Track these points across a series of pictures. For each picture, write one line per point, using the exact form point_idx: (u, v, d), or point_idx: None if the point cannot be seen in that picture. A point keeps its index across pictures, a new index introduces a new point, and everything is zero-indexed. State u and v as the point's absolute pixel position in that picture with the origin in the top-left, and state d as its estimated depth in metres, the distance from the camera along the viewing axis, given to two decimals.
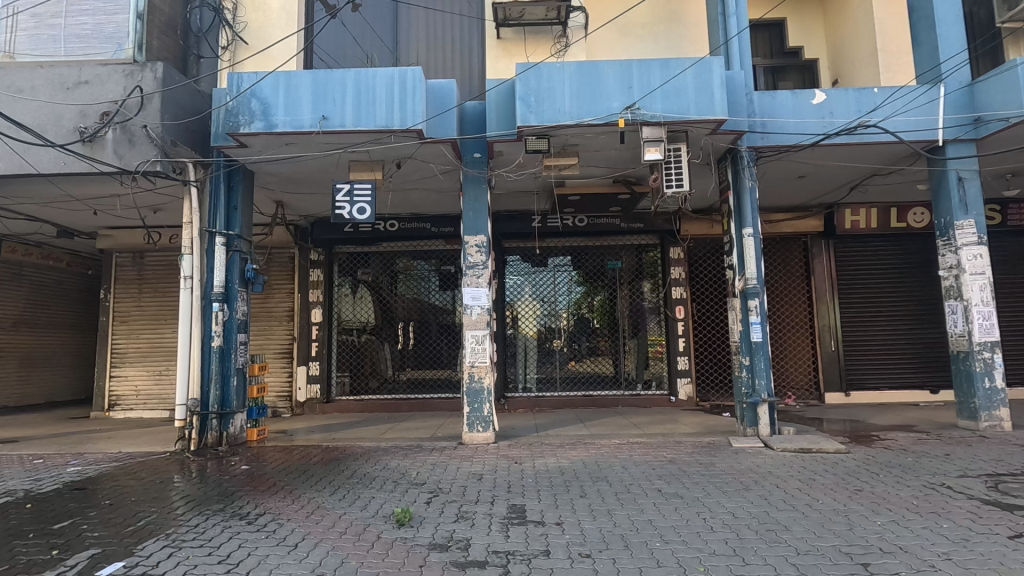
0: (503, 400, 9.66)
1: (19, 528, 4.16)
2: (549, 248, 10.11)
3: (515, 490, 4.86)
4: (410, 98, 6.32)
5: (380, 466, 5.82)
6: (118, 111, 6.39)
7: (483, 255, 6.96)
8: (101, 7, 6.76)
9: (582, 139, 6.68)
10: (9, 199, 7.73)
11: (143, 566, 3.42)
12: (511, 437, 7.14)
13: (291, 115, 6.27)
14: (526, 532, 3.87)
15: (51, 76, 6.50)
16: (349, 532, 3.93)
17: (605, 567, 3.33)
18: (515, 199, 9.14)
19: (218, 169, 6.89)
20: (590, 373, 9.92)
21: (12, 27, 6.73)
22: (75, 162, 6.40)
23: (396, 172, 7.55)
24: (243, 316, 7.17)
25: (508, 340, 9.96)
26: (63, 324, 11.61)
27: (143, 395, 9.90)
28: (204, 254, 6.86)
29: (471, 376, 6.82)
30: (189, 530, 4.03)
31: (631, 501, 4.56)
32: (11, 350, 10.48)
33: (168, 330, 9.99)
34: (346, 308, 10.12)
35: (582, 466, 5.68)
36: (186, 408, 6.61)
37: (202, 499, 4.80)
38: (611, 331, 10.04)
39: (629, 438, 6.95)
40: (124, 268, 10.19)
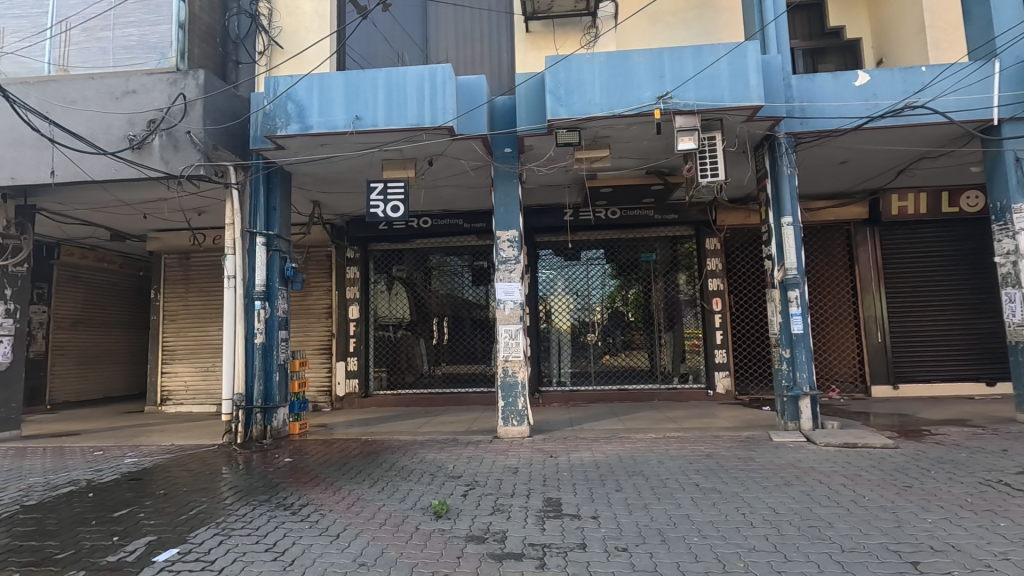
0: (538, 395, 9.68)
1: (83, 516, 4.42)
2: (582, 242, 10.04)
3: (551, 484, 4.87)
4: (440, 95, 6.37)
5: (417, 459, 5.93)
6: (163, 119, 6.66)
7: (515, 250, 6.97)
8: (145, 18, 7.03)
9: (613, 130, 6.60)
10: (66, 205, 8.15)
11: (196, 552, 3.59)
12: (545, 431, 7.15)
13: (326, 116, 6.41)
14: (562, 526, 3.88)
15: (102, 87, 6.80)
16: (389, 523, 4.03)
17: (642, 561, 3.31)
18: (546, 193, 9.10)
19: (257, 171, 7.10)
20: (625, 367, 9.84)
21: (65, 41, 7.08)
22: (126, 168, 6.70)
23: (428, 169, 7.63)
24: (284, 313, 7.39)
25: (542, 335, 9.96)
26: (117, 323, 12.21)
27: (192, 390, 10.33)
28: (246, 254, 7.10)
29: (505, 370, 6.86)
30: (238, 520, 4.20)
31: (668, 496, 4.51)
32: (71, 348, 11.08)
33: (213, 328, 10.39)
34: (381, 304, 10.32)
35: (617, 460, 5.65)
36: (232, 402, 6.87)
37: (249, 490, 4.99)
38: (646, 325, 9.93)
39: (665, 433, 6.87)
40: (172, 268, 10.62)
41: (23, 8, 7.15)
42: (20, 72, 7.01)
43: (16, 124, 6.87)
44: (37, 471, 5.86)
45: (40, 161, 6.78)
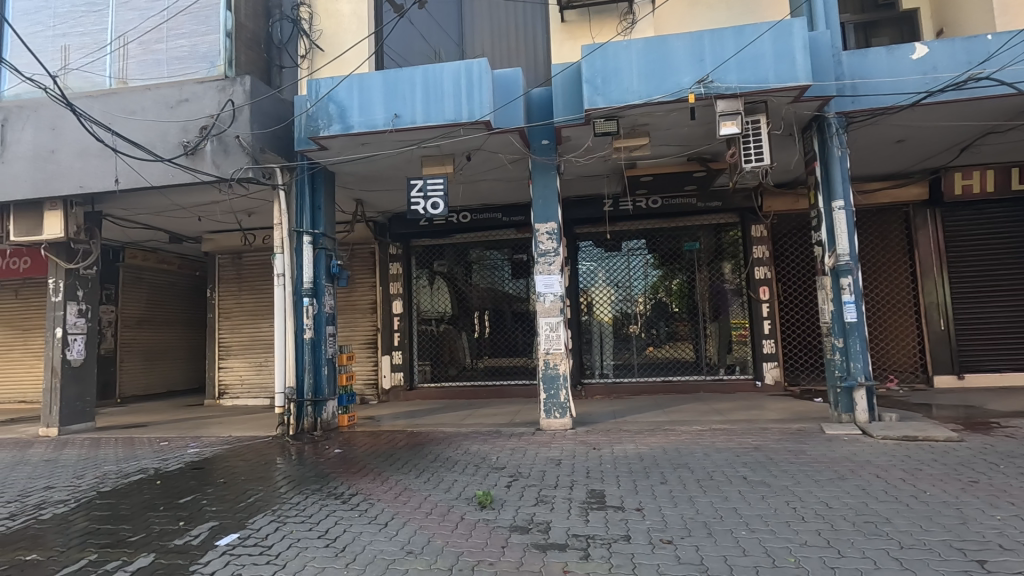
0: (580, 387, 9.65)
1: (152, 501, 4.72)
2: (622, 232, 9.91)
3: (595, 476, 4.86)
4: (476, 89, 6.41)
5: (461, 451, 6.03)
6: (214, 125, 6.95)
7: (554, 242, 6.95)
8: (195, 30, 7.36)
9: (652, 118, 6.48)
10: (128, 210, 8.63)
11: (255, 538, 3.78)
12: (588, 424, 7.13)
13: (366, 115, 6.55)
14: (605, 517, 3.88)
15: (158, 97, 7.16)
16: (435, 513, 4.12)
17: (687, 554, 3.28)
18: (585, 184, 9.01)
19: (302, 172, 7.33)
20: (669, 359, 9.70)
21: (123, 55, 7.47)
22: (181, 174, 7.04)
23: (466, 164, 7.69)
24: (331, 309, 7.62)
25: (583, 327, 9.91)
26: (177, 321, 12.87)
27: (247, 384, 10.81)
28: (294, 253, 7.36)
29: (547, 363, 6.86)
30: (292, 507, 4.39)
31: (714, 489, 4.43)
32: (137, 345, 11.77)
33: (265, 325, 10.82)
34: (424, 299, 10.49)
35: (661, 453, 5.58)
36: (285, 396, 7.15)
37: (302, 479, 5.20)
38: (690, 315, 9.73)
39: (711, 425, 6.74)
40: (225, 268, 11.10)
41: (86, 25, 7.58)
42: (85, 86, 7.45)
43: (83, 135, 7.32)
44: (110, 460, 6.28)
45: (104, 170, 7.21)
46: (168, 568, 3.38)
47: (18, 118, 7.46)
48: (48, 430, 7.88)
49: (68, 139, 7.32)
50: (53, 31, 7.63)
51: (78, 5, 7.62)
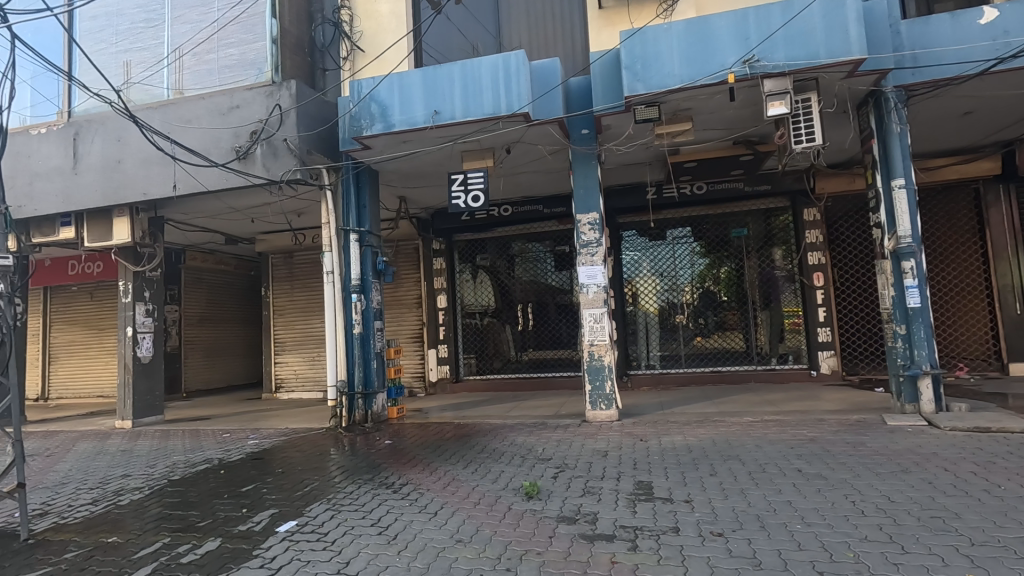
0: (626, 378, 9.54)
1: (218, 489, 5.00)
2: (666, 220, 9.70)
3: (642, 467, 4.81)
4: (514, 82, 6.40)
5: (507, 443, 6.08)
6: (263, 129, 7.22)
7: (597, 232, 6.89)
8: (243, 38, 7.65)
9: (696, 101, 6.31)
10: (187, 214, 9.10)
11: (312, 525, 3.95)
12: (634, 415, 7.06)
13: (406, 113, 6.66)
14: (653, 509, 3.84)
15: (211, 105, 7.50)
16: (482, 503, 4.18)
17: (739, 547, 3.20)
18: (626, 172, 8.87)
19: (347, 172, 7.53)
20: (718, 349, 9.47)
21: (179, 66, 7.84)
22: (234, 178, 7.36)
23: (506, 157, 7.71)
24: (378, 305, 7.82)
25: (628, 318, 9.78)
26: (235, 318, 13.49)
27: (302, 378, 11.24)
28: (342, 251, 7.58)
29: (591, 354, 6.83)
30: (346, 496, 4.56)
31: (767, 481, 4.30)
32: (199, 342, 12.42)
33: (317, 321, 11.21)
34: (467, 292, 10.59)
35: (710, 444, 5.47)
36: (337, 388, 7.41)
37: (355, 469, 5.39)
38: (739, 304, 9.45)
39: (763, 416, 6.55)
40: (278, 267, 11.55)
41: (144, 40, 7.99)
42: (146, 98, 7.87)
43: (145, 145, 7.75)
44: (179, 450, 6.68)
45: (165, 177, 7.62)
46: (233, 552, 3.57)
47: (87, 132, 7.97)
48: (123, 422, 8.46)
49: (132, 149, 7.77)
50: (116, 48, 8.09)
51: (137, 21, 8.05)
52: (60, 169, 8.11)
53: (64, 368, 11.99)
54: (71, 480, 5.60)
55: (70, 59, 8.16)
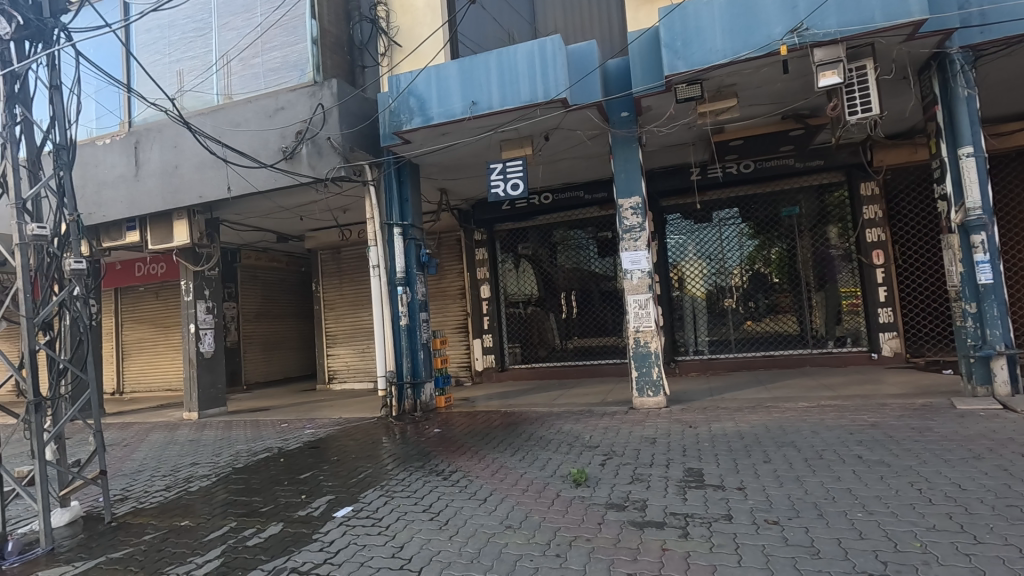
0: (674, 364, 9.37)
1: (278, 476, 5.24)
2: (712, 202, 9.41)
3: (691, 454, 4.73)
4: (551, 67, 6.32)
5: (554, 430, 6.09)
6: (307, 129, 7.43)
7: (639, 217, 6.76)
8: (285, 41, 7.86)
9: (740, 76, 6.07)
10: (241, 215, 9.49)
11: (367, 510, 4.09)
12: (683, 401, 6.94)
13: (444, 105, 6.70)
14: (704, 496, 3.78)
15: (258, 108, 7.76)
16: (531, 489, 4.22)
17: (797, 536, 3.11)
18: (669, 154, 8.65)
19: (389, 167, 7.67)
20: (770, 333, 9.16)
21: (227, 72, 8.14)
22: (282, 178, 7.60)
23: (544, 144, 7.65)
24: (423, 296, 7.96)
25: (674, 303, 9.59)
26: (288, 313, 14.02)
27: (353, 369, 11.60)
28: (386, 244, 7.75)
29: (637, 341, 6.74)
30: (399, 483, 4.69)
31: (824, 468, 4.15)
32: (256, 337, 12.99)
33: (365, 313, 11.52)
34: (510, 282, 10.62)
35: (764, 431, 5.31)
36: (386, 379, 7.62)
37: (406, 457, 5.53)
38: (792, 285, 9.10)
39: (820, 401, 6.31)
40: (327, 263, 11.90)
41: (194, 49, 8.34)
42: (198, 105, 8.23)
43: (199, 150, 8.11)
44: (242, 440, 7.03)
45: (218, 179, 7.96)
46: (295, 536, 3.75)
47: (147, 140, 8.41)
48: (190, 413, 8.97)
49: (187, 155, 8.15)
50: (169, 58, 8.48)
51: (187, 31, 8.40)
52: (124, 177, 8.60)
53: (136, 364, 12.79)
54: (147, 468, 6.00)
55: (129, 72, 8.61)
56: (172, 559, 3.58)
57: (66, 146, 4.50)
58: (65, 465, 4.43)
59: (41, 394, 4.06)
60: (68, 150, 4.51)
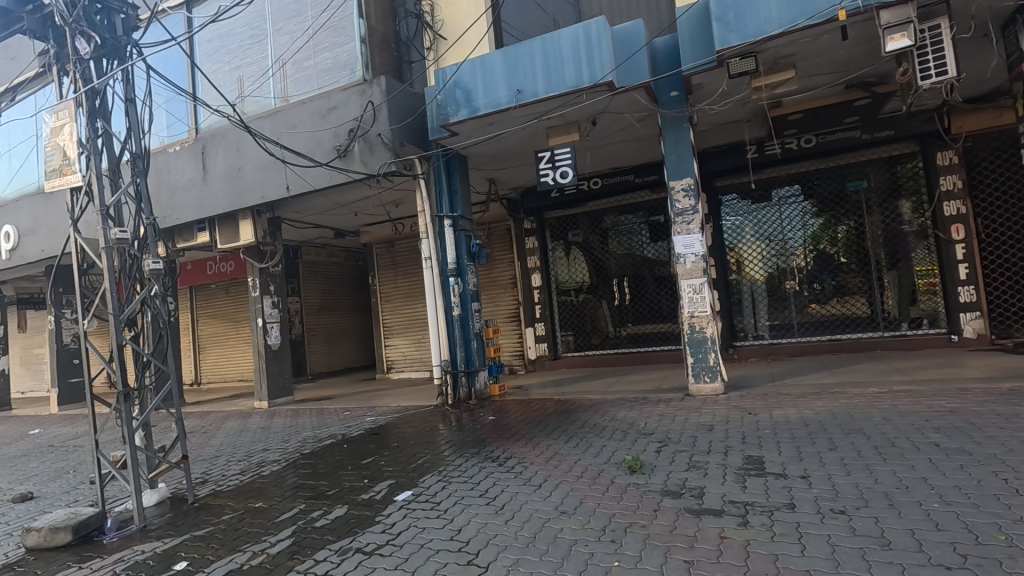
0: (732, 350, 9.09)
1: (343, 461, 5.50)
2: (771, 180, 9.00)
3: (752, 442, 4.60)
4: (596, 50, 6.21)
5: (608, 417, 6.06)
6: (359, 126, 7.62)
7: (692, 199, 6.57)
8: (335, 41, 8.08)
9: (798, 45, 5.76)
10: (300, 213, 9.89)
11: (426, 495, 4.23)
12: (742, 388, 6.73)
13: (490, 95, 6.72)
14: (765, 484, 3.67)
15: (313, 109, 8.05)
16: (585, 476, 4.23)
17: (865, 526, 2.97)
18: (723, 133, 8.33)
19: (438, 160, 7.78)
20: (836, 316, 8.73)
21: (283, 75, 8.46)
22: (337, 175, 7.85)
23: (592, 130, 7.54)
24: (475, 286, 8.06)
25: (732, 287, 9.27)
26: (347, 306, 14.55)
27: (409, 359, 11.92)
28: (437, 236, 7.88)
29: (692, 326, 6.59)
30: (456, 469, 4.81)
31: (897, 456, 3.94)
32: (319, 329, 13.56)
33: (420, 305, 11.79)
34: (561, 270, 10.56)
35: (830, 418, 5.08)
36: (441, 368, 7.80)
37: (462, 444, 5.67)
38: (860, 265, 8.62)
39: (892, 386, 5.97)
40: (382, 256, 12.25)
41: (252, 55, 8.73)
42: (258, 109, 8.61)
43: (259, 152, 8.49)
44: (309, 427, 7.41)
45: (278, 179, 8.30)
46: (359, 518, 3.92)
47: (213, 145, 8.90)
48: (261, 402, 9.51)
49: (249, 157, 8.55)
50: (230, 66, 8.91)
51: (245, 39, 8.79)
52: (194, 181, 9.14)
53: (211, 357, 13.66)
54: (224, 453, 6.42)
55: (195, 82, 9.11)
56: (248, 538, 3.84)
57: (140, 155, 4.83)
58: (153, 450, 4.80)
59: (129, 385, 4.41)
60: (143, 158, 4.84)
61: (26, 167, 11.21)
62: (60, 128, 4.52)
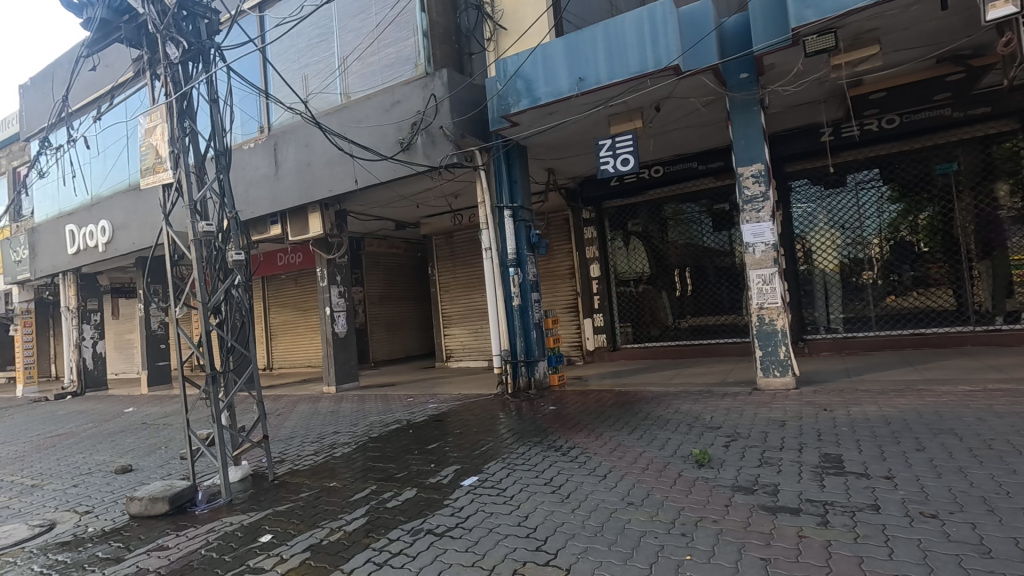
0: (802, 343, 8.69)
1: (409, 446, 5.68)
2: (847, 164, 8.48)
3: (828, 439, 4.40)
4: (661, 34, 6.04)
5: (672, 410, 5.95)
6: (422, 119, 7.75)
7: (762, 185, 6.29)
8: (398, 36, 8.24)
9: (884, 18, 5.39)
10: (365, 205, 10.20)
11: (491, 481, 4.31)
12: (815, 383, 6.43)
13: (551, 84, 6.67)
14: (846, 484, 3.50)
15: (378, 104, 8.26)
16: (651, 468, 4.18)
17: (961, 531, 2.79)
18: (795, 115, 7.92)
19: (498, 150, 7.82)
20: (918, 308, 8.17)
21: (349, 72, 8.72)
22: (401, 168, 8.01)
23: (655, 116, 7.36)
24: (534, 277, 8.07)
25: (802, 278, 8.84)
26: (407, 296, 14.93)
27: (468, 348, 12.12)
28: (497, 227, 7.95)
29: (760, 319, 6.34)
30: (519, 456, 4.87)
31: (994, 459, 3.66)
32: (381, 318, 14.01)
33: (478, 294, 11.93)
34: (620, 261, 10.43)
35: (915, 416, 4.77)
36: (502, 357, 7.90)
37: (524, 432, 5.72)
38: (947, 254, 8.03)
39: (986, 384, 5.53)
40: (441, 247, 12.48)
41: (320, 53, 9.05)
42: (325, 105, 8.93)
43: (327, 147, 8.80)
44: (375, 412, 7.69)
45: (345, 173, 8.57)
46: (428, 500, 4.06)
47: (284, 141, 9.31)
48: (329, 387, 9.96)
49: (318, 152, 8.90)
50: (299, 65, 9.29)
51: (313, 37, 9.12)
52: (267, 176, 9.61)
53: (282, 344, 14.40)
54: (298, 435, 6.77)
55: (267, 80, 9.55)
56: (326, 515, 4.05)
57: (224, 152, 5.11)
58: (236, 429, 5.12)
59: (216, 368, 4.73)
60: (225, 155, 5.11)
61: (118, 166, 12.16)
62: (153, 128, 4.86)
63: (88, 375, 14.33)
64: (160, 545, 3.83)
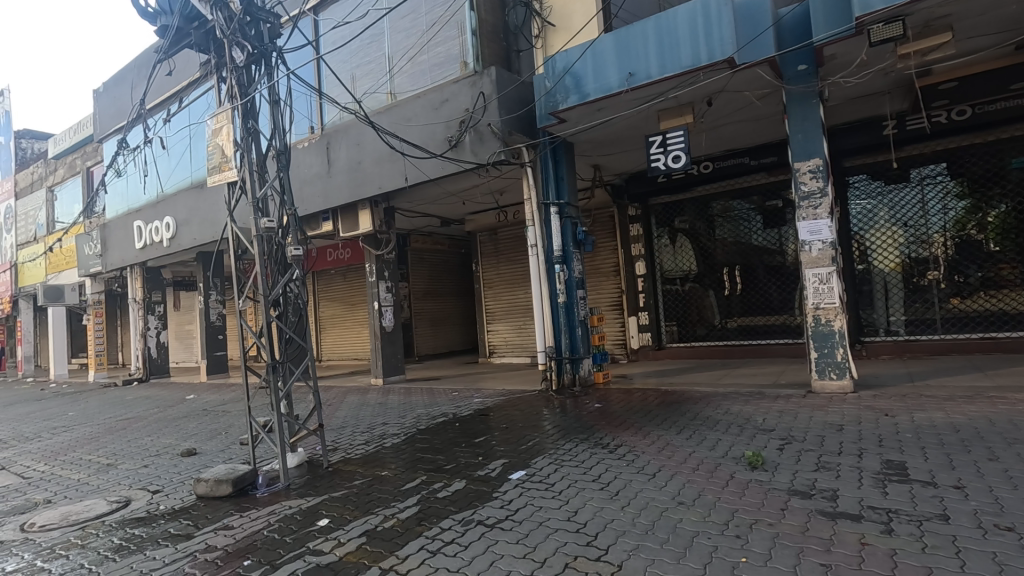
0: (859, 345, 8.32)
1: (456, 439, 5.78)
2: (911, 158, 8.07)
3: (890, 445, 4.22)
4: (715, 27, 5.91)
5: (721, 411, 5.84)
6: (470, 117, 7.82)
7: (820, 181, 6.08)
8: (448, 35, 8.34)
9: (957, 3, 5.11)
10: (413, 202, 10.40)
11: (539, 475, 4.35)
12: (874, 387, 6.17)
13: (600, 80, 6.62)
14: (911, 492, 3.36)
15: (427, 102, 8.39)
16: (702, 468, 4.13)
17: None
18: (856, 107, 7.58)
19: (545, 147, 7.83)
20: (988, 310, 7.72)
21: (399, 71, 8.90)
22: (449, 165, 8.11)
23: (707, 110, 7.20)
24: (580, 274, 8.06)
25: (860, 278, 8.47)
26: (451, 292, 15.12)
27: (511, 344, 12.19)
28: (543, 223, 7.95)
29: (816, 319, 6.12)
30: (566, 452, 4.89)
31: None
32: (425, 313, 14.26)
33: (521, 291, 11.98)
34: (666, 258, 10.25)
35: (987, 425, 4.52)
36: (546, 354, 7.92)
37: (570, 429, 5.73)
38: (1020, 254, 7.56)
39: None
40: (486, 244, 12.58)
41: (371, 54, 9.28)
42: (376, 104, 9.14)
43: (378, 145, 9.02)
44: (421, 405, 7.85)
45: (394, 170, 8.76)
46: (477, 492, 4.13)
47: (336, 139, 9.60)
48: (376, 379, 10.23)
49: (369, 150, 9.13)
50: (351, 65, 9.55)
51: (365, 38, 9.35)
52: (320, 174, 9.94)
53: (331, 337, 14.86)
54: (348, 425, 6.99)
55: (322, 80, 9.87)
56: (379, 502, 4.18)
57: (284, 150, 5.31)
58: (293, 417, 5.34)
59: (275, 358, 4.94)
60: (286, 153, 5.31)
61: (182, 165, 12.84)
62: (219, 129, 5.11)
63: (153, 362, 15.18)
64: (226, 524, 4.05)
